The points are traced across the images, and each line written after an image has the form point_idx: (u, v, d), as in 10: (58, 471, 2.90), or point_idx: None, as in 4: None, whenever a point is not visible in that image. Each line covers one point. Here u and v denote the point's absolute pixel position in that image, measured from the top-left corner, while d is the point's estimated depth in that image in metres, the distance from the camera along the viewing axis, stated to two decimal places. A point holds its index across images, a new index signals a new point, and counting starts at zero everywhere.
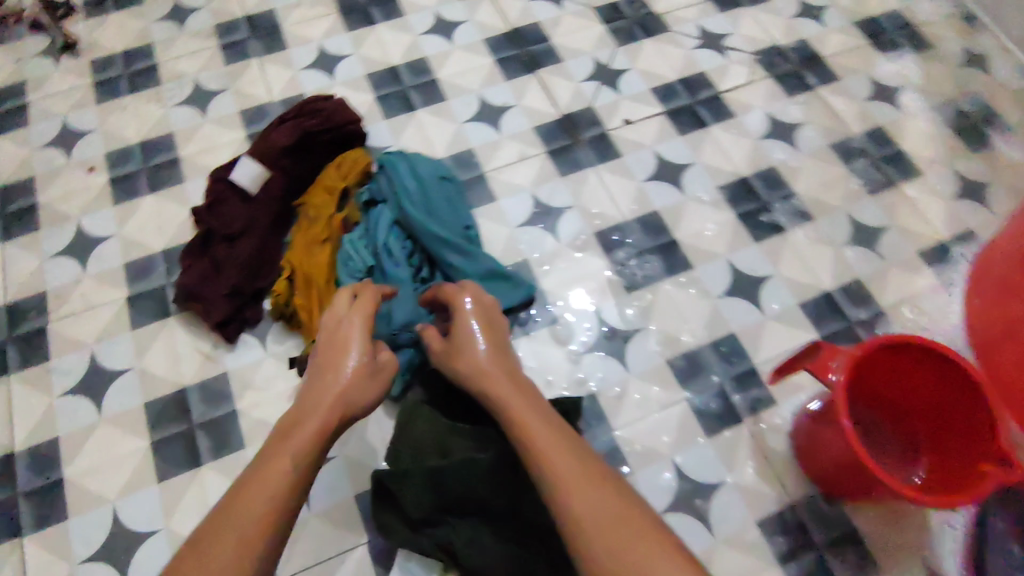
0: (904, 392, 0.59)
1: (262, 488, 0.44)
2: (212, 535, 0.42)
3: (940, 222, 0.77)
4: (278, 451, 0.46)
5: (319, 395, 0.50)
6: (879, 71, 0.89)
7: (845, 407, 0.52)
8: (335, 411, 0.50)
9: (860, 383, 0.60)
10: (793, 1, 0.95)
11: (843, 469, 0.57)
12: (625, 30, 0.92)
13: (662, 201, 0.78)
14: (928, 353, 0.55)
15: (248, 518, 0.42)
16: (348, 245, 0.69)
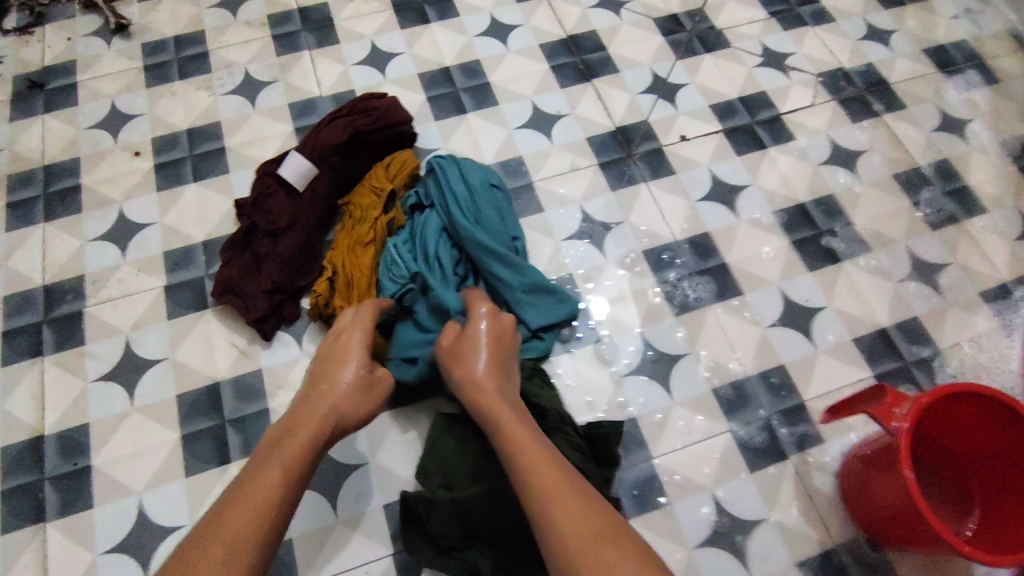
0: (966, 443, 0.56)
1: (257, 490, 0.43)
2: (207, 538, 0.39)
3: (1005, 263, 0.74)
4: (276, 448, 0.46)
5: (314, 403, 0.51)
6: (947, 101, 0.86)
7: (908, 458, 0.50)
8: (330, 410, 0.51)
9: (920, 430, 0.57)
10: (859, 24, 0.92)
11: (893, 519, 0.55)
12: (684, 44, 0.89)
13: (714, 223, 0.76)
14: (999, 408, 0.51)
15: (247, 514, 0.41)
16: (391, 249, 0.67)
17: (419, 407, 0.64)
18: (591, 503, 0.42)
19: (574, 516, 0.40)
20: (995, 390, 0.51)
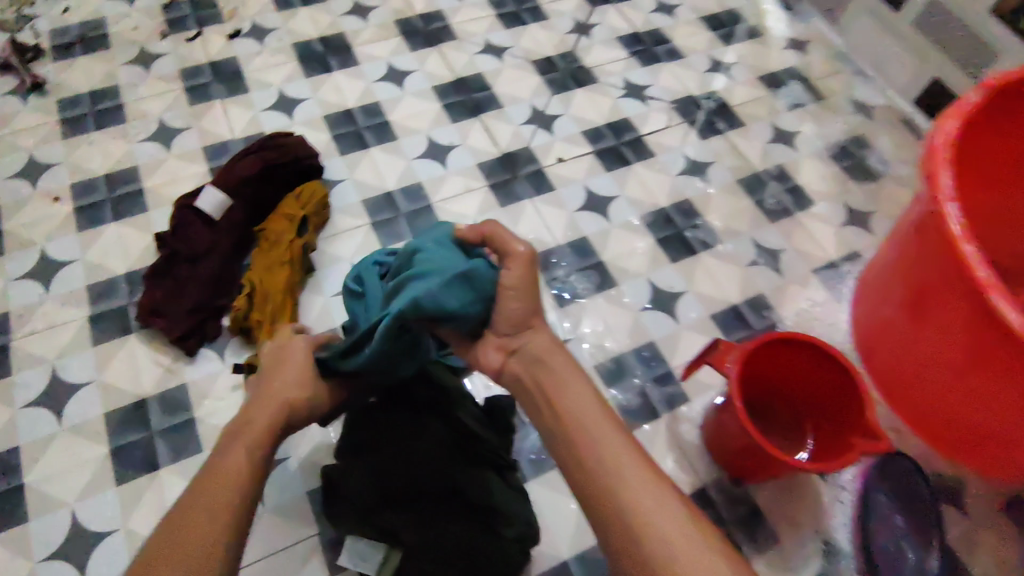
0: (794, 384, 0.68)
1: (225, 476, 0.47)
2: (187, 522, 0.43)
3: (830, 244, 0.89)
4: (231, 441, 0.50)
5: (268, 398, 0.55)
6: (779, 117, 1.02)
7: (738, 394, 0.61)
8: (280, 408, 0.54)
9: (757, 378, 0.68)
10: (705, 59, 1.09)
11: (742, 453, 0.66)
12: (558, 81, 1.03)
13: (591, 228, 0.87)
14: (808, 349, 0.64)
15: (220, 498, 0.45)
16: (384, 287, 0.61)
17: None
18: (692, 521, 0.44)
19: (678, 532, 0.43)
20: (804, 335, 0.63)
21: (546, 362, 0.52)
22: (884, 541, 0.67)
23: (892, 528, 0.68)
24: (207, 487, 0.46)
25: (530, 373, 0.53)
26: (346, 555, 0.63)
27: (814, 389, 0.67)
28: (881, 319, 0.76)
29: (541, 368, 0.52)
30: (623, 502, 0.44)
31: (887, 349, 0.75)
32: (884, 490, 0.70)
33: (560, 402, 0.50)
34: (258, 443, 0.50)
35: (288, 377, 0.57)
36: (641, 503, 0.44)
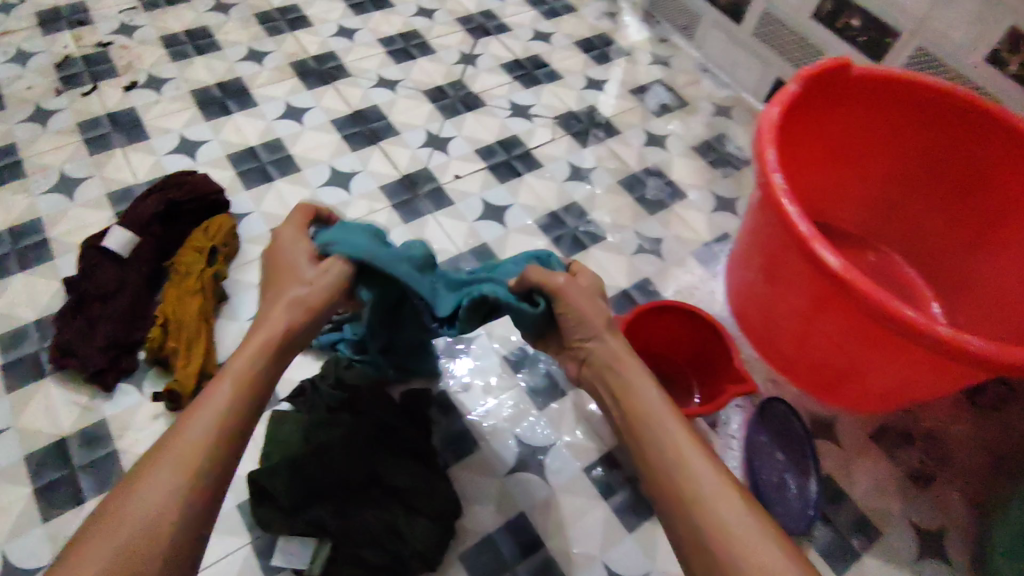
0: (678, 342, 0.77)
1: (202, 422, 0.46)
2: (154, 467, 0.43)
3: (704, 228, 1.00)
4: (223, 374, 0.49)
5: (265, 319, 0.52)
6: (651, 123, 1.14)
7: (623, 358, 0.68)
8: (277, 330, 0.51)
9: (647, 340, 0.77)
10: (581, 78, 1.20)
11: None
12: (450, 107, 1.12)
13: (490, 235, 0.95)
14: (677, 311, 0.74)
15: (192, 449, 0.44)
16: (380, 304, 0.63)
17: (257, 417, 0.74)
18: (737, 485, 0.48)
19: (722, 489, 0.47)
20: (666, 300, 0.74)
21: (624, 369, 0.56)
22: (770, 473, 0.76)
23: (776, 463, 0.77)
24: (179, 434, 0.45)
25: (599, 375, 0.57)
26: (279, 554, 0.66)
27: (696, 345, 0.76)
28: (744, 287, 0.86)
29: (621, 381, 0.55)
30: (676, 472, 0.48)
31: (755, 310, 0.84)
32: (764, 430, 0.79)
33: (633, 406, 0.54)
34: (223, 417, 0.46)
35: (297, 298, 0.53)
36: (713, 498, 0.46)
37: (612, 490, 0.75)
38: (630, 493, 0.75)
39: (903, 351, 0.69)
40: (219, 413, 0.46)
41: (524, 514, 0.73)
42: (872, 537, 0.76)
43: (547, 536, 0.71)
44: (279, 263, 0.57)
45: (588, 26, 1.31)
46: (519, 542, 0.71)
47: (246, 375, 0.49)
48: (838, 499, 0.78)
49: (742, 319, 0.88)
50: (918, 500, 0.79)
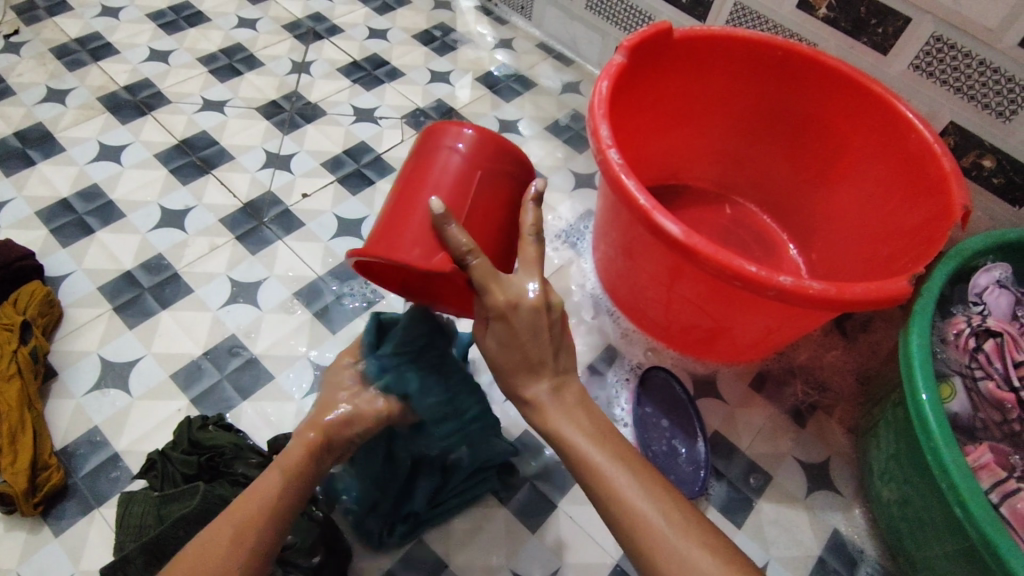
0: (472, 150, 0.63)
1: (255, 496, 0.53)
2: (210, 531, 0.50)
3: (567, 209, 0.99)
4: (277, 461, 0.56)
5: (317, 420, 0.60)
6: (501, 109, 1.12)
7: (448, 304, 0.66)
8: (319, 431, 0.59)
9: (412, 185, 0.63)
10: (425, 72, 1.16)
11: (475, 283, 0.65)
12: (287, 121, 1.05)
13: (347, 252, 0.90)
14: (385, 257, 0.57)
15: (248, 517, 0.51)
16: (415, 363, 0.63)
17: (110, 505, 0.68)
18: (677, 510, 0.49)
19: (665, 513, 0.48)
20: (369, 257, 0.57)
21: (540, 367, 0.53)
22: (661, 443, 0.77)
23: (663, 430, 0.79)
24: (235, 506, 0.52)
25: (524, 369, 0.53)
26: None
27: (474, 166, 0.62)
28: (608, 269, 0.86)
29: (554, 436, 0.52)
30: (630, 508, 0.48)
31: (622, 286, 0.84)
32: (648, 402, 0.80)
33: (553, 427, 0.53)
34: (291, 480, 0.55)
35: (347, 407, 0.61)
36: (660, 527, 0.47)
37: (507, 493, 0.73)
38: (525, 491, 0.74)
39: (755, 302, 0.70)
40: (273, 490, 0.53)
41: (421, 540, 0.70)
42: (766, 483, 0.77)
43: (449, 556, 0.69)
44: (331, 383, 0.64)
45: (425, 17, 1.27)
46: (420, 572, 0.68)
47: (298, 456, 0.56)
48: (728, 452, 0.79)
49: (614, 295, 0.88)
50: (803, 436, 0.82)
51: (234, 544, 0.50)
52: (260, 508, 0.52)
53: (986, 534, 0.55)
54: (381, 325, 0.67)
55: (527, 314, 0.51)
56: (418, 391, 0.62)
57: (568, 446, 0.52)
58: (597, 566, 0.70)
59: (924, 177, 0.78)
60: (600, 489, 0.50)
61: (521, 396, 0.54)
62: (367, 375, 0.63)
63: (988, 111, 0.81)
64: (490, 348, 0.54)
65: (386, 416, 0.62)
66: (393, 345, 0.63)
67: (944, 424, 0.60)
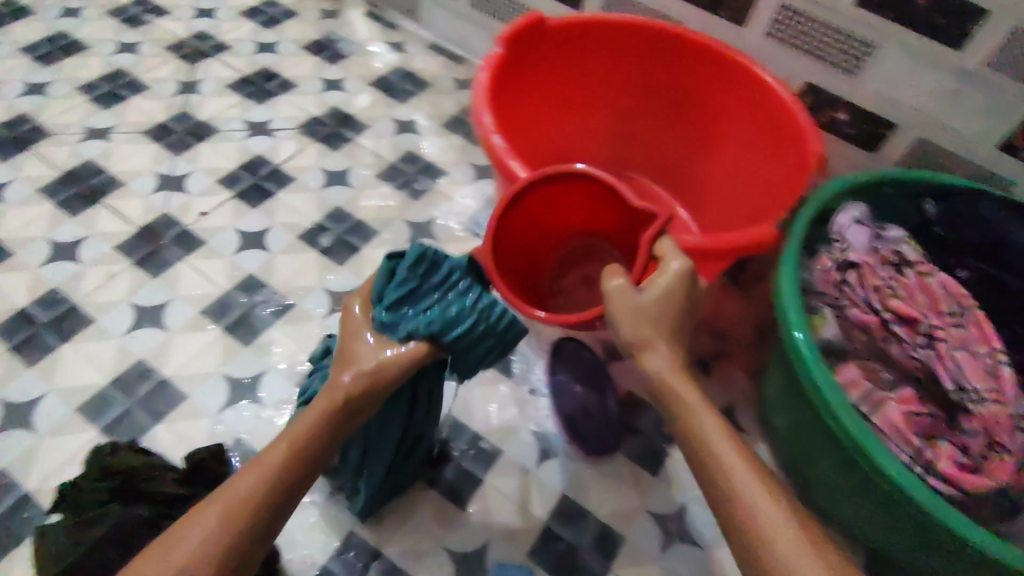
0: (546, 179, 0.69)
1: (253, 468, 0.51)
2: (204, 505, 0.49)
3: (469, 199, 1.02)
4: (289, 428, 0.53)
5: (332, 382, 0.56)
6: (397, 110, 1.14)
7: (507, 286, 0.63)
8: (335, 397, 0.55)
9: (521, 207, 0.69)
10: (317, 81, 1.17)
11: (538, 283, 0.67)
12: (178, 142, 1.03)
13: (252, 264, 0.90)
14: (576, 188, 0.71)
15: (243, 493, 0.49)
16: (439, 298, 0.60)
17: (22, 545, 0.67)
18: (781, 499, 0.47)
19: (771, 499, 0.47)
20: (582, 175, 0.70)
21: (659, 338, 0.55)
22: (572, 409, 0.79)
23: (575, 396, 0.80)
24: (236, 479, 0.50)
25: (656, 328, 0.55)
26: None
27: (607, 190, 0.70)
28: None
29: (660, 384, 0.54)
30: (735, 482, 0.48)
31: None
32: (562, 368, 0.82)
33: (660, 381, 0.54)
34: (295, 452, 0.52)
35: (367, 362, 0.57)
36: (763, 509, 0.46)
37: (433, 476, 0.76)
38: (451, 471, 0.76)
39: None
40: (274, 465, 0.51)
41: (353, 532, 0.71)
42: None
43: (382, 544, 0.71)
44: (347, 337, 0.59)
45: (313, 27, 1.27)
46: (354, 563, 0.70)
47: (307, 423, 0.53)
48: (641, 409, 0.84)
49: None
50: (708, 385, 0.87)
51: (221, 522, 0.47)
52: (258, 480, 0.50)
53: (857, 439, 0.62)
54: (394, 263, 0.62)
55: (672, 281, 0.57)
56: (448, 326, 0.58)
57: (676, 401, 0.52)
58: (527, 530, 0.73)
59: (786, 132, 0.84)
60: (702, 446, 0.50)
61: (647, 348, 0.55)
62: (380, 324, 0.58)
63: (837, 68, 0.88)
64: (639, 301, 0.56)
65: (418, 355, 0.57)
66: (405, 280, 0.60)
67: (815, 349, 0.66)
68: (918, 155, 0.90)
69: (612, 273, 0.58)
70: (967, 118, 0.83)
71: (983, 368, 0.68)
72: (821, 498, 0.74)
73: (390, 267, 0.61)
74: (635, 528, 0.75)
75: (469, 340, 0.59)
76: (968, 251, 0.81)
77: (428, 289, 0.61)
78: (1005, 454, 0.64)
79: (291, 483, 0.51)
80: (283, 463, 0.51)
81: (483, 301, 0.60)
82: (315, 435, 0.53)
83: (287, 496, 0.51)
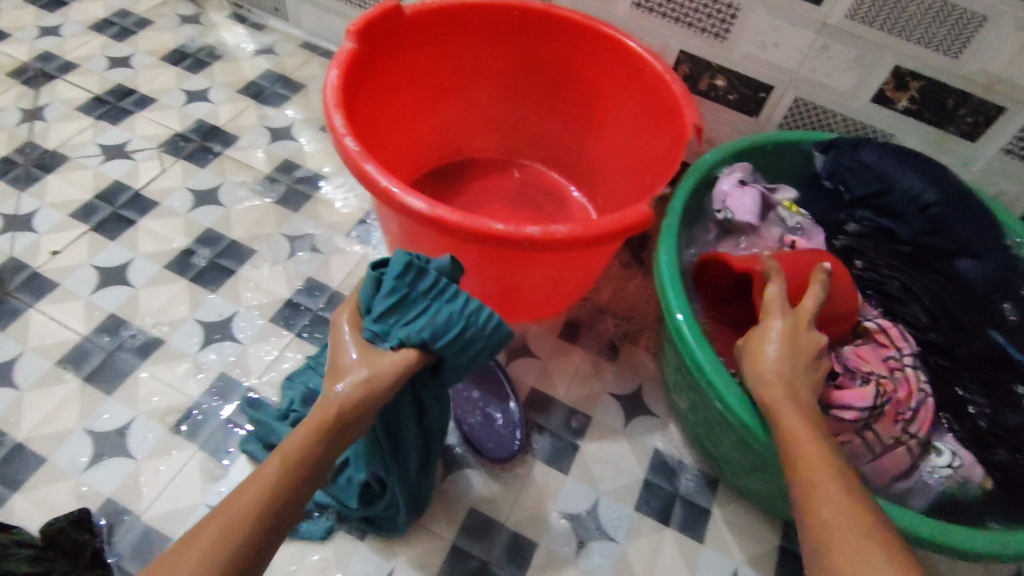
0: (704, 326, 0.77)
1: (248, 488, 0.46)
2: (192, 532, 0.43)
3: (353, 204, 0.96)
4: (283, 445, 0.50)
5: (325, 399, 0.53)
6: (269, 117, 1.06)
7: (521, 236, 0.65)
8: (332, 413, 0.52)
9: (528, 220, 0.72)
10: (179, 94, 1.08)
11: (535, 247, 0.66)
12: (22, 176, 0.94)
13: (113, 302, 0.82)
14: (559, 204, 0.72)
15: (233, 518, 0.44)
16: (427, 308, 0.56)
17: None
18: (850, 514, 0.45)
19: (837, 512, 0.45)
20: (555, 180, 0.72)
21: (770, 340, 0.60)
22: (473, 413, 0.77)
23: (472, 399, 0.78)
24: (225, 503, 0.45)
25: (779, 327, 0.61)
26: None
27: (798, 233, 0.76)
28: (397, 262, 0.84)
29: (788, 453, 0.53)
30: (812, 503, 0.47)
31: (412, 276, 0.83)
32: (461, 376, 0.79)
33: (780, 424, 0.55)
34: (288, 474, 0.48)
35: (359, 372, 0.54)
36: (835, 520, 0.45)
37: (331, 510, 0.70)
38: None
39: (523, 259, 0.71)
40: (266, 486, 0.46)
41: None
42: (585, 425, 0.79)
43: None
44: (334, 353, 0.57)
45: (172, 36, 1.18)
46: None
47: (298, 442, 0.50)
48: (548, 406, 0.80)
49: None
50: (614, 370, 0.84)
51: (215, 545, 0.42)
52: (249, 503, 0.45)
53: (748, 421, 0.60)
54: (378, 276, 0.58)
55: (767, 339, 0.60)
56: (438, 337, 0.56)
57: (800, 450, 0.52)
58: (434, 551, 0.69)
59: (662, 104, 0.82)
60: (816, 495, 0.47)
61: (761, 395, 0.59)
62: (369, 337, 0.56)
63: (706, 34, 0.86)
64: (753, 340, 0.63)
65: (408, 364, 0.55)
66: (391, 292, 0.56)
67: (700, 333, 0.64)
68: (799, 112, 0.89)
69: (745, 340, 0.62)
70: (836, 71, 0.82)
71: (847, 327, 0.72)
72: (731, 476, 0.72)
73: (376, 276, 0.57)
74: (547, 531, 0.72)
75: (458, 345, 0.56)
76: (857, 203, 0.78)
77: (417, 297, 0.57)
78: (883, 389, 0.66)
79: (283, 513, 0.47)
80: (282, 475, 0.47)
81: (472, 304, 0.57)
82: (309, 459, 0.49)
83: (274, 528, 0.46)
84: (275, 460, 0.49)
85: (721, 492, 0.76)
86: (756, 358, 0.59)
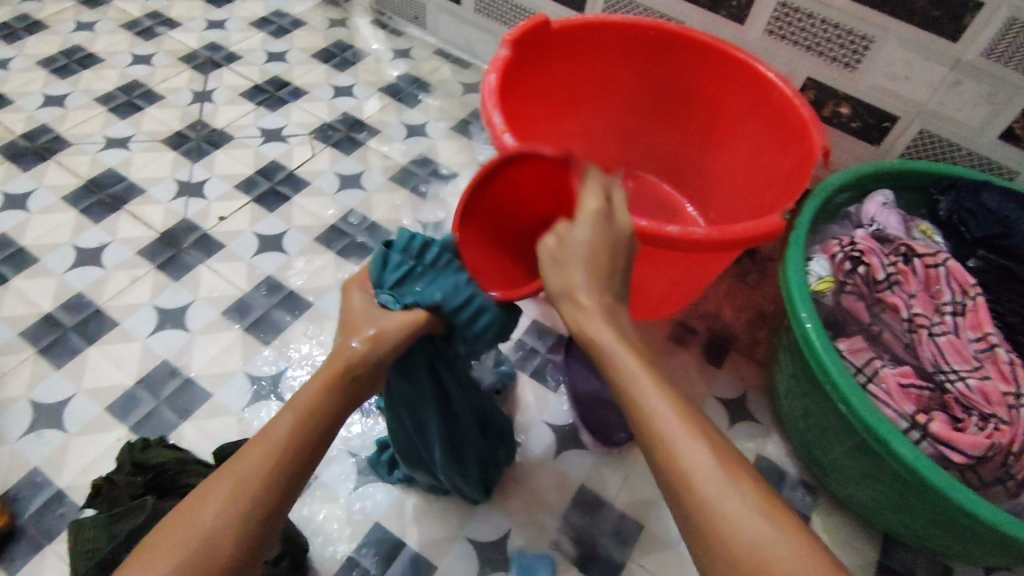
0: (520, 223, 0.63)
1: (260, 442, 0.46)
2: (208, 484, 0.44)
3: None
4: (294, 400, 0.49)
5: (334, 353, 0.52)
6: (406, 115, 1.16)
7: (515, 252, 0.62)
8: (343, 370, 0.51)
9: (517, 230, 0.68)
10: (328, 88, 1.19)
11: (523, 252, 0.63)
12: (194, 149, 1.06)
13: (269, 266, 0.92)
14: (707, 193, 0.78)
15: (248, 470, 0.45)
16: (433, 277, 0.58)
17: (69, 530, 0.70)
18: (684, 416, 0.43)
19: (652, 421, 0.42)
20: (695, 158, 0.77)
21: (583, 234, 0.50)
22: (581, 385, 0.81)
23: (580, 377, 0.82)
24: (239, 456, 0.46)
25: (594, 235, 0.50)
26: None
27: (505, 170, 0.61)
28: None
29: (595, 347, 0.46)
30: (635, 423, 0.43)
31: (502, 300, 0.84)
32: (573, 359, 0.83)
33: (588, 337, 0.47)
34: (304, 422, 0.48)
35: (375, 327, 0.54)
36: (666, 431, 0.42)
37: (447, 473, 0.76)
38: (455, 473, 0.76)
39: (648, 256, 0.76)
40: (279, 439, 0.46)
41: (377, 523, 0.73)
42: None
43: (405, 534, 0.73)
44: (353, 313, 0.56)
45: (322, 36, 1.30)
46: (379, 552, 0.71)
47: (312, 391, 0.49)
48: None
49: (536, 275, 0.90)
50: (721, 374, 0.88)
51: (235, 493, 0.44)
52: (268, 454, 0.45)
53: (869, 423, 0.63)
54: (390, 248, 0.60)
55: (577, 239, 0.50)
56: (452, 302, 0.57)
57: (615, 356, 0.45)
58: (547, 518, 0.75)
59: (789, 125, 0.86)
60: (647, 404, 0.43)
61: (571, 297, 0.48)
62: (382, 301, 0.57)
63: (837, 63, 0.89)
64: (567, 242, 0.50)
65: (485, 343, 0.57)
66: (399, 262, 0.58)
67: (826, 340, 0.67)
68: (923, 143, 0.91)
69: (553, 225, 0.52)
70: (967, 109, 0.84)
71: (969, 351, 0.70)
72: (835, 483, 0.75)
73: (382, 250, 0.59)
74: (652, 515, 0.76)
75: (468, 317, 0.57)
76: (978, 243, 0.79)
77: (425, 270, 0.58)
78: (999, 423, 0.65)
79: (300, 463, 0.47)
80: (296, 428, 0.47)
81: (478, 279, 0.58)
82: (318, 413, 0.49)
83: (292, 484, 0.46)
84: (283, 418, 0.48)
85: (822, 501, 0.79)
86: (560, 259, 0.49)
